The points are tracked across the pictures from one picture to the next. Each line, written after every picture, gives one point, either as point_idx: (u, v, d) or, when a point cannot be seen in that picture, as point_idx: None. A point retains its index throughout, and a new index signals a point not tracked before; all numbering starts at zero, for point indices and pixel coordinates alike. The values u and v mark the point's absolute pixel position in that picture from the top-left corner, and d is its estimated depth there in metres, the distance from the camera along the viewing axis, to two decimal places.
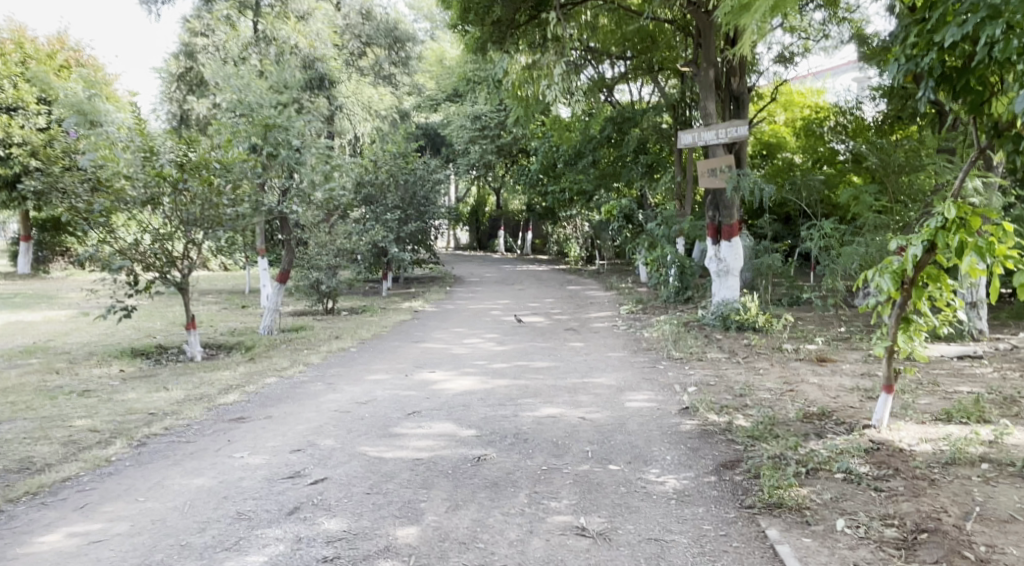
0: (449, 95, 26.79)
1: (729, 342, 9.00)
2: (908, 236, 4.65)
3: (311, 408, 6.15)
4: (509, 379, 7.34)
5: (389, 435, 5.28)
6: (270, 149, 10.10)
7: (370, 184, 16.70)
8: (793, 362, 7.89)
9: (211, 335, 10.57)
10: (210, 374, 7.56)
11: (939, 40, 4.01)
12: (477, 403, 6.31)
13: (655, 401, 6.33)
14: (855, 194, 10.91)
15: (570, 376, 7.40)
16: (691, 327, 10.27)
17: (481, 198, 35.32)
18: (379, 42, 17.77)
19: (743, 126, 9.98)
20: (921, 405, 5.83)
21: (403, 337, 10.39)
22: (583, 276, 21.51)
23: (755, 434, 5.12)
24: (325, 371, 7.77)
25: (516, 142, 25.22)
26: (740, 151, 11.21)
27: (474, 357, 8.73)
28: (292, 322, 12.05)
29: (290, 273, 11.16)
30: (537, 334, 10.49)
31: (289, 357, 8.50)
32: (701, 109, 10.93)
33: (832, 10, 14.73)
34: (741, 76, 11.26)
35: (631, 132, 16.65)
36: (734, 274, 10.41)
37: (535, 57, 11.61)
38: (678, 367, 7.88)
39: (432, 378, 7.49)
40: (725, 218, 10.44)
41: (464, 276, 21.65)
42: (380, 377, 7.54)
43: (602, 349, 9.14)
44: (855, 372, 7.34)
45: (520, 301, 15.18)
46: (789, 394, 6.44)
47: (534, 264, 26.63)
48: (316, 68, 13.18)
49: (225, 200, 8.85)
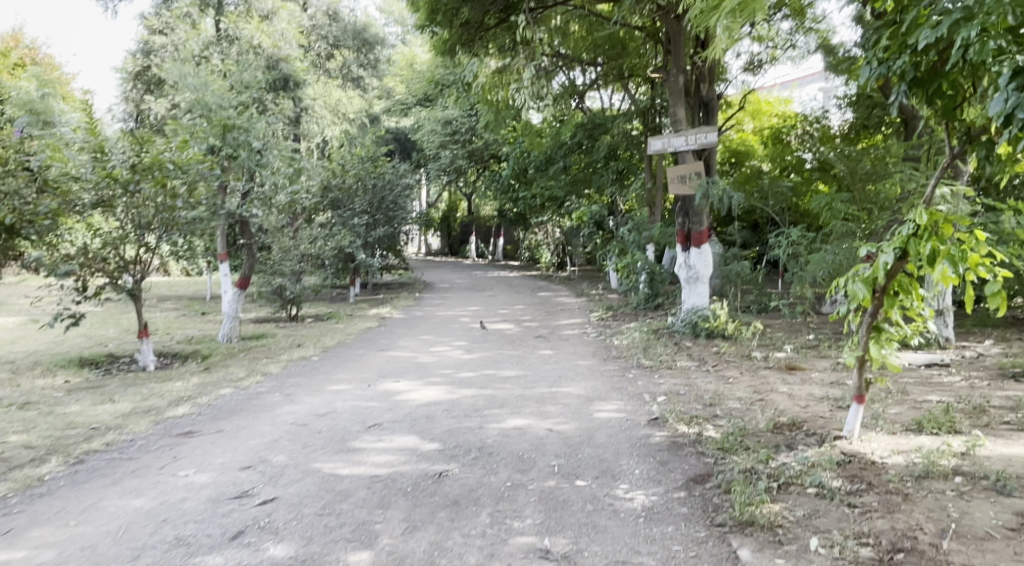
0: (419, 99, 26.51)
1: (699, 350, 8.90)
2: (880, 243, 4.54)
3: (266, 421, 5.87)
4: (475, 389, 7.12)
5: (347, 450, 5.03)
6: (228, 152, 9.66)
7: (337, 188, 16.36)
8: (763, 370, 7.80)
9: (168, 343, 10.19)
10: (161, 385, 7.23)
11: (912, 41, 3.93)
12: (441, 414, 6.08)
13: (624, 411, 6.16)
14: (824, 202, 10.88)
15: (538, 386, 7.21)
16: (661, 334, 10.16)
17: (453, 203, 35.06)
18: (348, 44, 17.46)
19: (712, 132, 9.92)
20: (892, 414, 5.75)
21: (368, 345, 10.11)
22: (554, 282, 21.37)
23: (725, 446, 4.98)
24: (284, 381, 7.48)
25: (487, 147, 25.05)
26: (709, 158, 11.16)
27: (440, 366, 8.50)
28: (254, 329, 11.71)
29: (251, 279, 10.83)
30: (505, 341, 10.30)
31: (247, 367, 8.19)
32: (671, 116, 10.85)
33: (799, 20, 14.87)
34: (711, 83, 11.19)
35: (602, 138, 16.71)
36: (703, 281, 10.32)
37: (505, 60, 11.51)
38: (648, 375, 7.75)
39: (396, 388, 7.24)
40: (695, 225, 10.37)
41: (433, 282, 21.37)
42: (341, 387, 7.27)
43: (571, 357, 8.98)
44: (825, 381, 7.26)
45: (490, 307, 14.97)
46: (759, 403, 6.32)
47: (505, 270, 26.46)
48: (280, 68, 13.13)
49: (180, 203, 8.59)
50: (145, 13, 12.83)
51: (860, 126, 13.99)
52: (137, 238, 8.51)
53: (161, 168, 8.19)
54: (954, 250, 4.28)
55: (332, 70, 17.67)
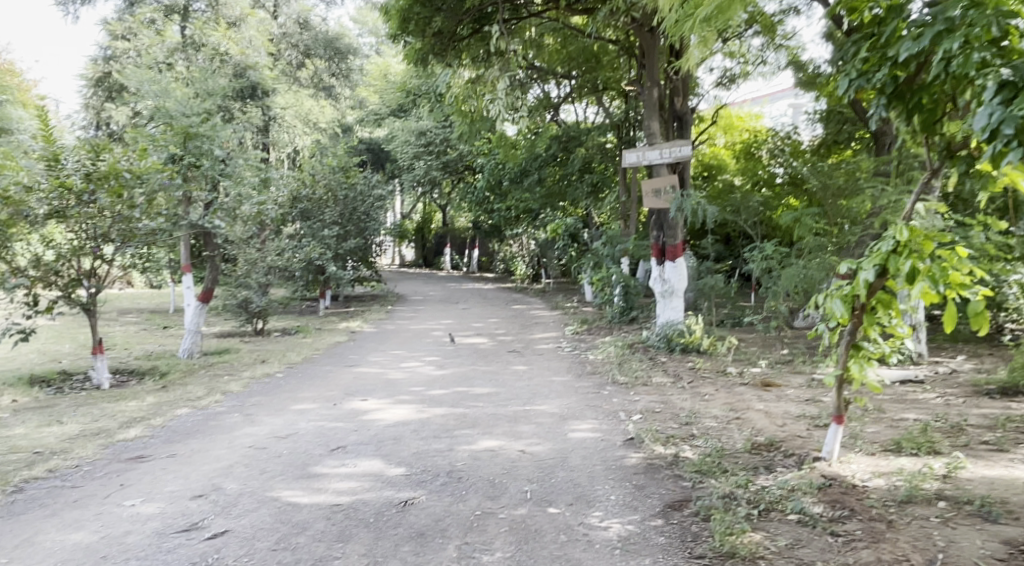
0: (393, 110, 26.28)
1: (674, 366, 8.76)
2: (860, 259, 4.43)
3: (223, 445, 5.58)
4: (445, 408, 6.88)
5: (307, 476, 4.76)
6: (189, 161, 9.37)
7: (307, 199, 16.02)
8: (739, 387, 7.67)
9: (126, 360, 9.81)
10: (115, 405, 6.90)
11: (894, 53, 3.88)
12: (409, 435, 5.83)
13: (598, 431, 5.98)
14: (796, 216, 10.84)
15: (510, 404, 6.99)
16: (635, 349, 10.02)
17: (427, 214, 34.77)
18: (319, 53, 17.19)
19: (686, 146, 9.88)
20: (871, 434, 5.63)
21: (336, 360, 9.82)
22: (529, 294, 21.20)
23: (703, 468, 4.81)
24: (245, 401, 7.18)
25: (462, 159, 24.86)
26: (683, 171, 11.10)
27: (409, 383, 8.25)
28: (218, 344, 11.34)
29: (214, 292, 10.51)
30: (478, 357, 10.07)
31: (207, 385, 7.86)
32: (645, 128, 10.77)
33: (770, 36, 14.94)
34: (684, 96, 11.13)
35: (576, 151, 16.66)
36: (678, 295, 10.21)
37: (479, 71, 11.40)
38: (623, 392, 7.58)
39: (363, 406, 6.97)
40: (669, 238, 10.27)
41: (406, 294, 21.07)
42: (305, 406, 6.99)
43: (545, 373, 8.79)
44: (801, 398, 7.15)
45: (463, 321, 14.74)
46: (736, 421, 6.17)
47: (479, 282, 26.24)
48: (248, 76, 12.83)
49: (139, 214, 8.27)
50: (108, 18, 12.45)
51: (831, 141, 14.08)
52: (91, 251, 8.10)
53: (119, 180, 7.93)
54: (935, 267, 4.17)
55: (303, 79, 17.37)
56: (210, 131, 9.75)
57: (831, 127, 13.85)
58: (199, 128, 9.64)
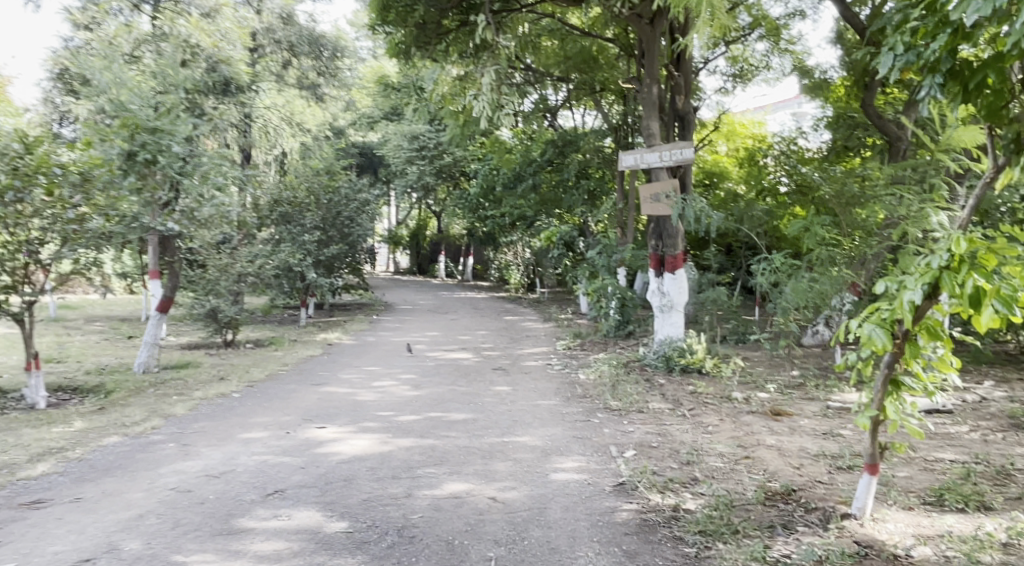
0: (385, 113, 25.61)
1: (672, 389, 7.89)
2: (904, 276, 3.63)
3: (141, 486, 4.72)
4: (412, 439, 6.02)
5: (227, 533, 3.92)
6: (145, 156, 8.56)
7: (288, 201, 15.21)
8: (746, 416, 6.82)
9: (73, 375, 8.96)
10: (35, 431, 6.07)
11: (956, 17, 3.09)
12: (363, 475, 4.98)
13: (586, 471, 5.13)
14: (805, 225, 9.96)
15: (486, 434, 6.14)
16: (631, 368, 9.18)
17: (422, 221, 33.86)
18: (301, 49, 16.34)
19: (688, 148, 9.13)
20: (903, 480, 4.80)
21: (303, 378, 8.96)
22: (523, 305, 20.31)
23: (707, 528, 3.99)
24: (187, 427, 6.31)
25: (456, 163, 24.06)
26: (684, 175, 10.25)
27: (378, 406, 7.39)
28: (180, 357, 10.51)
29: (174, 301, 9.67)
30: (459, 375, 9.22)
31: (149, 408, 7.00)
32: (644, 129, 9.97)
33: (775, 41, 14.21)
34: (686, 94, 10.17)
35: (572, 156, 15.96)
36: (678, 310, 9.36)
37: (467, 68, 10.55)
38: (616, 421, 6.72)
39: (318, 436, 6.11)
40: (669, 248, 9.44)
41: (395, 303, 20.21)
42: (253, 434, 6.12)
43: (530, 395, 7.94)
44: (817, 430, 6.31)
45: (449, 333, 13.88)
46: (744, 461, 5.32)
47: (471, 291, 25.31)
48: (221, 70, 12.00)
49: (73, 214, 7.50)
50: (70, 7, 11.63)
51: (839, 146, 13.21)
52: (25, 257, 7.44)
53: (49, 175, 7.11)
54: (1005, 287, 3.36)
55: (288, 77, 16.54)
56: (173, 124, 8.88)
57: (840, 133, 13.02)
58: (159, 120, 8.77)
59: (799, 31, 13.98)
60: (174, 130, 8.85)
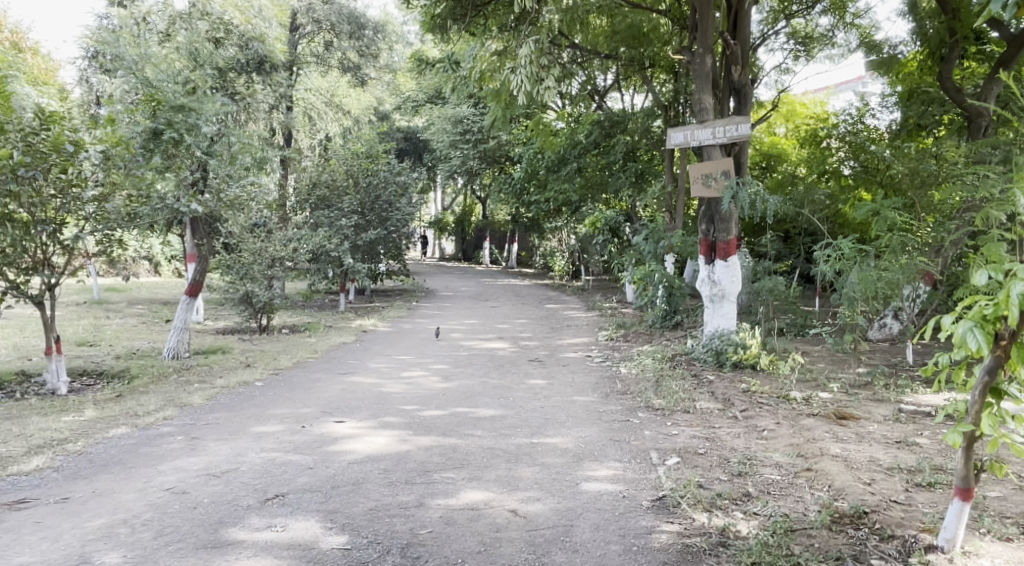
0: (429, 97, 25.20)
1: (722, 386, 7.24)
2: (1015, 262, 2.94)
3: (134, 486, 4.34)
4: (434, 437, 5.54)
5: (213, 546, 3.51)
6: (171, 134, 8.27)
7: (326, 185, 15.01)
8: (806, 420, 6.13)
9: (101, 359, 8.80)
10: (45, 420, 5.81)
11: None
12: (376, 478, 4.52)
13: (622, 482, 4.56)
14: (874, 209, 9.05)
15: (515, 434, 5.62)
16: (678, 362, 8.52)
17: (467, 207, 33.50)
18: (342, 29, 15.80)
19: (744, 123, 8.41)
20: (996, 503, 4.08)
21: (330, 366, 8.58)
22: (567, 293, 19.69)
23: (762, 560, 3.39)
24: (199, 418, 5.95)
25: (501, 147, 23.48)
26: (739, 154, 9.42)
27: (404, 398, 6.94)
28: (211, 342, 10.30)
29: (203, 285, 9.35)
30: (493, 366, 8.71)
31: (166, 397, 6.70)
32: (696, 103, 9.22)
33: (840, 15, 13.14)
34: (743, 63, 9.24)
35: (620, 137, 15.26)
36: (730, 300, 8.63)
37: (507, 42, 9.99)
38: (658, 422, 6.11)
39: (335, 431, 5.69)
40: (721, 233, 8.70)
41: (436, 289, 19.85)
42: (266, 428, 5.73)
43: (566, 390, 7.37)
44: (887, 439, 5.59)
45: (488, 321, 13.39)
46: (805, 474, 4.66)
47: (515, 278, 24.80)
48: (253, 48, 12.15)
49: (89, 194, 7.22)
50: None
51: (911, 124, 12.07)
52: (40, 239, 7.18)
53: (62, 152, 6.84)
54: None
55: (328, 59, 16.17)
56: (201, 101, 8.60)
57: (913, 110, 11.89)
58: (187, 98, 8.48)
59: (867, 4, 12.90)
60: (202, 108, 8.55)
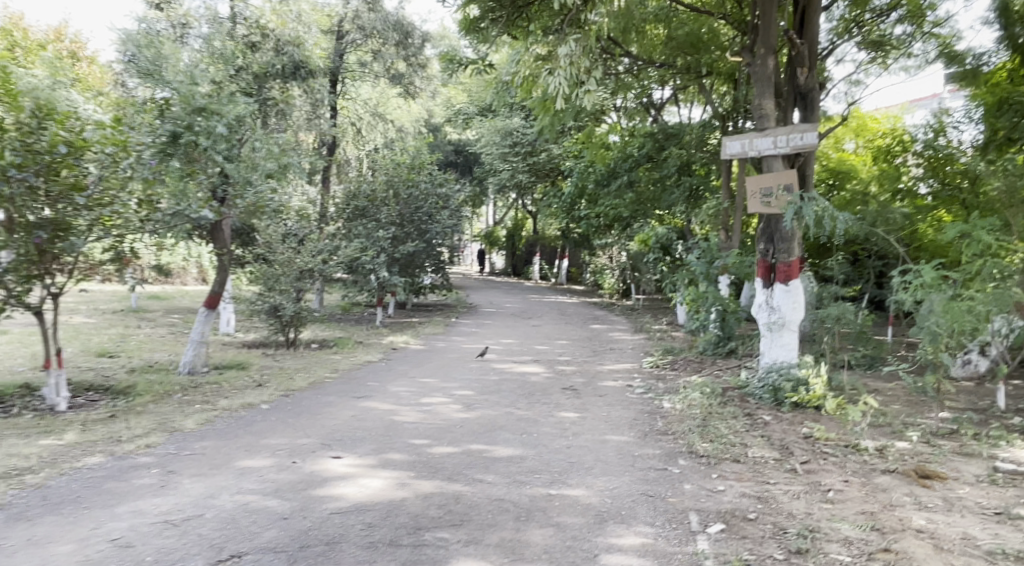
0: (480, 109, 24.75)
1: (780, 430, 6.30)
2: None
3: (77, 534, 3.76)
4: (437, 482, 4.80)
5: None
6: (188, 137, 7.77)
7: (366, 195, 14.44)
8: (880, 478, 5.16)
9: (112, 372, 8.40)
10: (21, 442, 5.35)
11: None
12: (357, 537, 3.83)
13: (650, 556, 3.75)
14: (963, 230, 7.99)
15: (531, 482, 4.86)
16: (730, 397, 7.60)
17: (518, 222, 32.96)
18: (388, 37, 15.14)
19: (811, 132, 7.51)
20: None
21: (347, 388, 7.96)
22: (615, 312, 18.77)
23: None
24: (184, 447, 5.37)
25: (552, 160, 22.77)
26: (805, 166, 8.32)
27: (416, 430, 6.24)
28: (232, 356, 9.85)
29: (222, 297, 8.85)
30: (523, 394, 7.96)
31: (159, 419, 6.18)
32: (755, 109, 8.31)
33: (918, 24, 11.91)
34: (810, 65, 8.26)
35: (673, 150, 14.37)
36: (791, 329, 7.66)
37: (550, 47, 9.29)
38: (701, 473, 5.22)
39: (329, 469, 5.02)
40: (782, 254, 7.74)
41: (479, 305, 19.21)
42: (254, 462, 5.11)
43: (600, 427, 6.56)
44: (983, 508, 4.60)
45: (527, 341, 12.64)
46: (882, 557, 3.75)
47: (564, 295, 23.93)
48: (289, 53, 11.68)
49: (85, 199, 6.85)
50: None
51: (1002, 137, 10.44)
52: (36, 246, 6.66)
53: (56, 154, 6.58)
54: None
55: (372, 67, 15.63)
56: (221, 102, 8.19)
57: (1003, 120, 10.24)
58: (203, 98, 8.06)
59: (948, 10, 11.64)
60: (222, 111, 8.10)
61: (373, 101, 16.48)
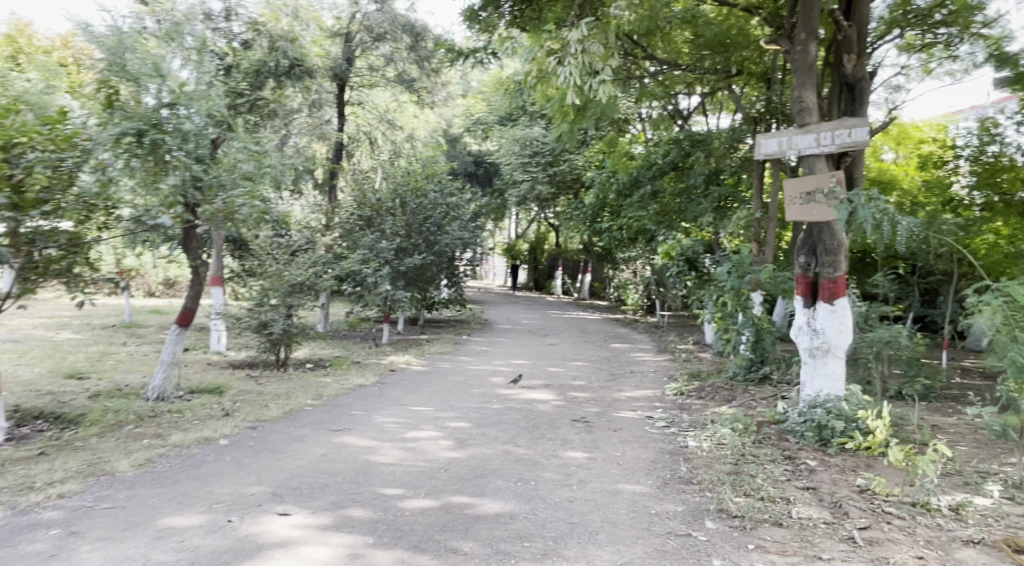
0: (500, 118, 23.89)
1: (830, 482, 5.21)
2: None
3: None
4: (399, 553, 3.82)
5: None
6: (155, 137, 6.74)
7: (371, 204, 13.57)
8: (963, 553, 4.06)
9: (72, 396, 7.59)
10: None
11: None
12: None
13: None
14: None
15: (517, 555, 3.85)
16: (766, 434, 6.54)
17: (541, 235, 31.98)
18: (398, 39, 14.09)
19: (860, 127, 6.49)
20: None
21: (327, 419, 7.02)
22: (639, 330, 17.65)
23: None
24: (104, 498, 4.48)
25: (573, 170, 21.76)
26: (851, 168, 7.26)
27: (392, 475, 5.26)
28: (213, 378, 8.98)
29: (195, 313, 7.99)
30: (527, 427, 6.94)
31: (92, 459, 5.29)
32: (795, 102, 7.24)
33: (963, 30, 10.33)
34: (858, 52, 7.25)
35: (700, 157, 13.25)
36: (837, 355, 6.58)
37: (561, 35, 8.31)
38: (734, 542, 4.17)
39: (270, 530, 4.08)
40: (826, 269, 6.66)
41: (496, 321, 18.23)
42: (180, 520, 4.18)
43: (612, 472, 5.53)
44: None
45: (541, 362, 11.61)
46: None
47: (586, 311, 22.90)
48: (283, 49, 10.85)
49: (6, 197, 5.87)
50: None
51: None
52: None
53: None
54: None
55: (383, 71, 14.77)
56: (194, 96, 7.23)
57: None
58: (173, 93, 7.08)
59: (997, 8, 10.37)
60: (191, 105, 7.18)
61: (385, 108, 15.62)
